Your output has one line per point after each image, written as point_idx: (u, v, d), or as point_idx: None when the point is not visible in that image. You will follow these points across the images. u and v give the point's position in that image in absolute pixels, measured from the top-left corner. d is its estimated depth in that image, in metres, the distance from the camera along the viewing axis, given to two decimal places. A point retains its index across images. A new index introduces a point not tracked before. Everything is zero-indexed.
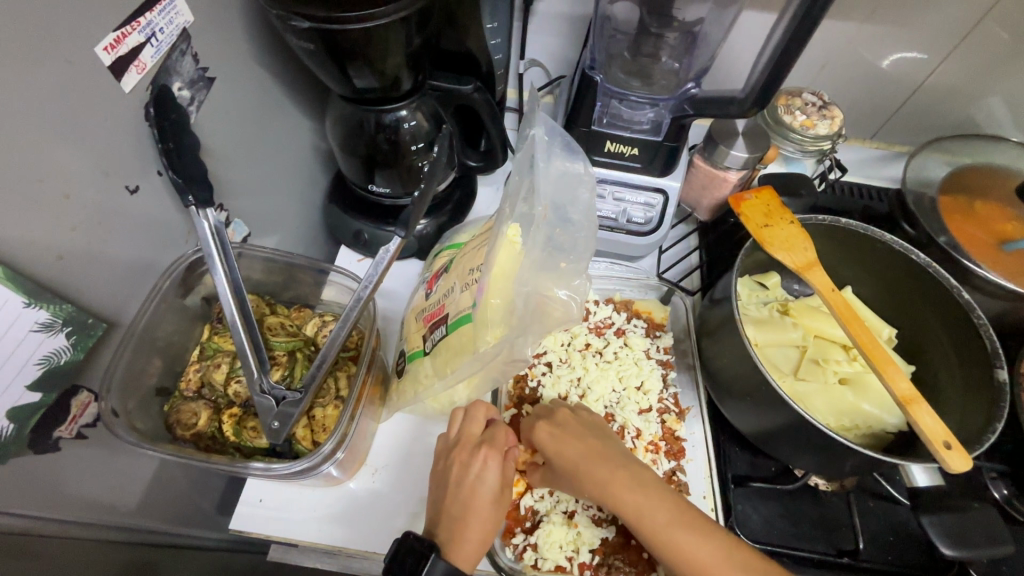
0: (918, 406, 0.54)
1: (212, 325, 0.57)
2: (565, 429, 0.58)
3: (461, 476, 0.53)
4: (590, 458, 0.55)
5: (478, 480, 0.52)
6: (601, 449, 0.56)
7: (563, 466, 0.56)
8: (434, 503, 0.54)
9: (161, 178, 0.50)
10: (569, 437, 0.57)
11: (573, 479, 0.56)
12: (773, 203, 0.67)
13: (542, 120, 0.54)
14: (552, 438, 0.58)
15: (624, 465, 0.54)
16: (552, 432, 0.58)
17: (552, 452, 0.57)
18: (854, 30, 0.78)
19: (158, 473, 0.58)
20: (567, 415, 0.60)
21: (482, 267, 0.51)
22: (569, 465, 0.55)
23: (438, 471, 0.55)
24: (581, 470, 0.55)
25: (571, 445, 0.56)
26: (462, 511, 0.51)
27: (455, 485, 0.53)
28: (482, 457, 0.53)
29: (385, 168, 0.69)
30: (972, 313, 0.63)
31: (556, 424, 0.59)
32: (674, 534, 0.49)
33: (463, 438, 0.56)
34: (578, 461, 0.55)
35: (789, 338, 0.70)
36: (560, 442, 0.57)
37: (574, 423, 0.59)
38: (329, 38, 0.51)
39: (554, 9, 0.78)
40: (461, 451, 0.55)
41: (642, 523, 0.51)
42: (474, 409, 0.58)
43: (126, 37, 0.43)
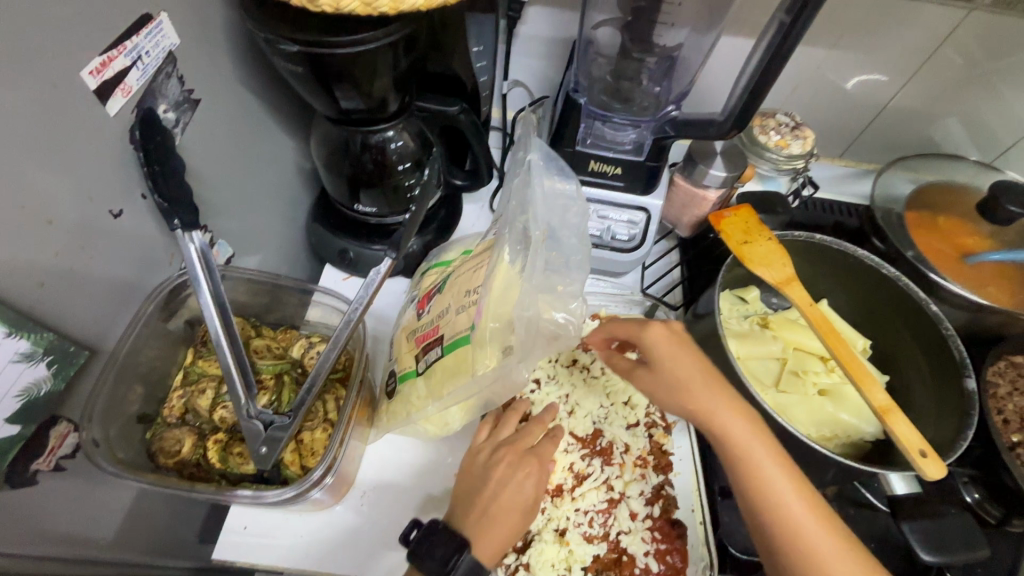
0: (895, 416, 0.56)
1: (196, 349, 0.56)
2: (685, 341, 0.58)
3: (504, 477, 0.55)
4: (707, 377, 0.56)
5: (515, 490, 0.54)
6: (716, 371, 0.57)
7: (670, 373, 0.57)
8: (465, 495, 0.55)
9: (146, 202, 0.49)
10: (684, 350, 0.58)
11: (677, 389, 0.56)
12: (751, 220, 0.69)
13: (538, 145, 0.55)
14: (667, 343, 0.58)
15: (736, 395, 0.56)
16: (673, 338, 0.58)
17: (664, 356, 0.57)
18: (823, 55, 0.82)
19: (136, 503, 0.56)
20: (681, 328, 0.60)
21: (480, 289, 0.53)
22: (680, 377, 0.56)
23: (479, 464, 0.57)
24: (695, 382, 0.56)
25: (693, 359, 0.57)
26: (493, 512, 0.53)
27: (497, 483, 0.55)
28: (527, 473, 0.56)
29: (370, 187, 0.69)
30: (941, 324, 0.66)
31: (671, 331, 0.59)
32: (764, 458, 0.52)
33: (512, 442, 0.58)
34: (691, 375, 0.56)
35: (770, 351, 0.73)
36: (675, 353, 0.57)
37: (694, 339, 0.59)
38: (317, 62, 0.52)
39: (536, 32, 0.80)
40: (510, 452, 0.57)
41: (734, 443, 0.53)
42: (533, 425, 0.61)
43: (111, 61, 0.43)
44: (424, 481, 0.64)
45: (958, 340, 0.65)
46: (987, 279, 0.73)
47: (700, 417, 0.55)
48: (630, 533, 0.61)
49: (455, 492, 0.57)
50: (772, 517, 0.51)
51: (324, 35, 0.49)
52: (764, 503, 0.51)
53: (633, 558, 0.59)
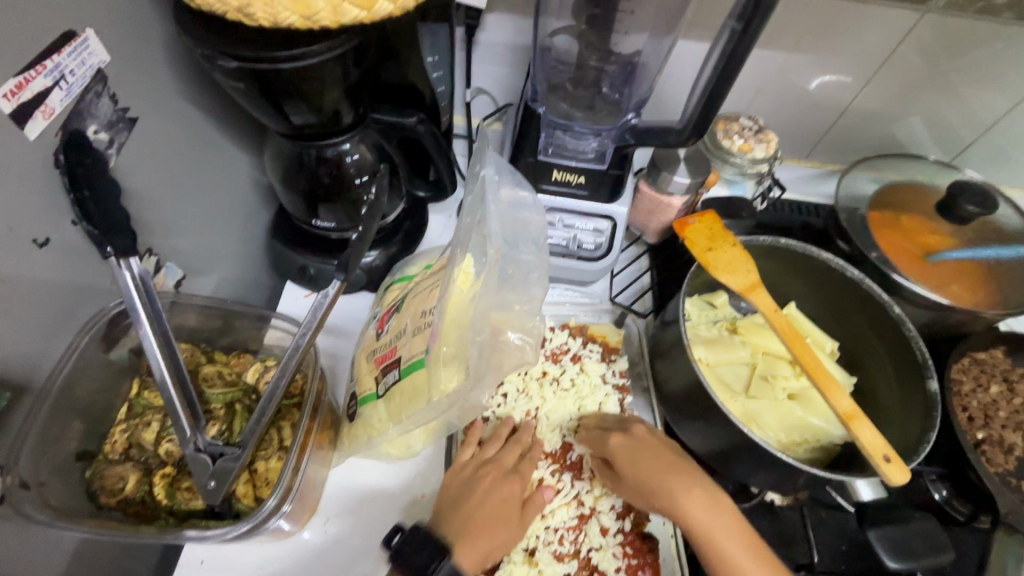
0: (860, 422, 0.56)
1: (142, 380, 0.53)
2: (648, 442, 0.60)
3: (489, 489, 0.57)
4: (670, 474, 0.57)
5: (497, 502, 0.57)
6: (681, 467, 0.58)
7: (635, 481, 0.58)
8: (449, 503, 0.57)
9: (77, 229, 0.46)
10: (646, 453, 0.59)
11: (646, 496, 0.57)
12: (716, 226, 0.69)
13: (492, 159, 0.54)
14: (626, 449, 0.59)
15: (702, 486, 0.57)
16: (633, 444, 0.60)
17: (625, 462, 0.59)
18: (784, 59, 0.82)
19: (80, 547, 0.52)
20: (643, 431, 0.62)
21: (435, 309, 0.51)
22: (646, 481, 0.57)
23: (464, 477, 0.59)
24: (660, 481, 0.57)
25: (655, 460, 0.58)
26: (485, 524, 0.55)
27: (484, 493, 0.57)
28: (509, 491, 0.58)
29: (328, 202, 0.68)
30: (904, 326, 0.67)
31: (631, 438, 0.60)
32: (744, 558, 0.53)
33: (498, 462, 0.60)
34: (655, 480, 0.57)
35: (739, 357, 0.72)
36: (637, 457, 0.59)
37: (651, 441, 0.60)
38: (260, 77, 0.50)
39: (497, 39, 0.78)
40: (495, 470, 0.59)
41: (713, 545, 0.54)
42: (514, 445, 0.62)
43: (29, 82, 0.40)
44: (389, 504, 0.62)
45: (918, 342, 0.65)
46: (949, 278, 0.73)
47: (671, 516, 0.56)
48: (601, 550, 0.60)
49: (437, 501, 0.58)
50: None
51: (265, 50, 0.47)
52: None
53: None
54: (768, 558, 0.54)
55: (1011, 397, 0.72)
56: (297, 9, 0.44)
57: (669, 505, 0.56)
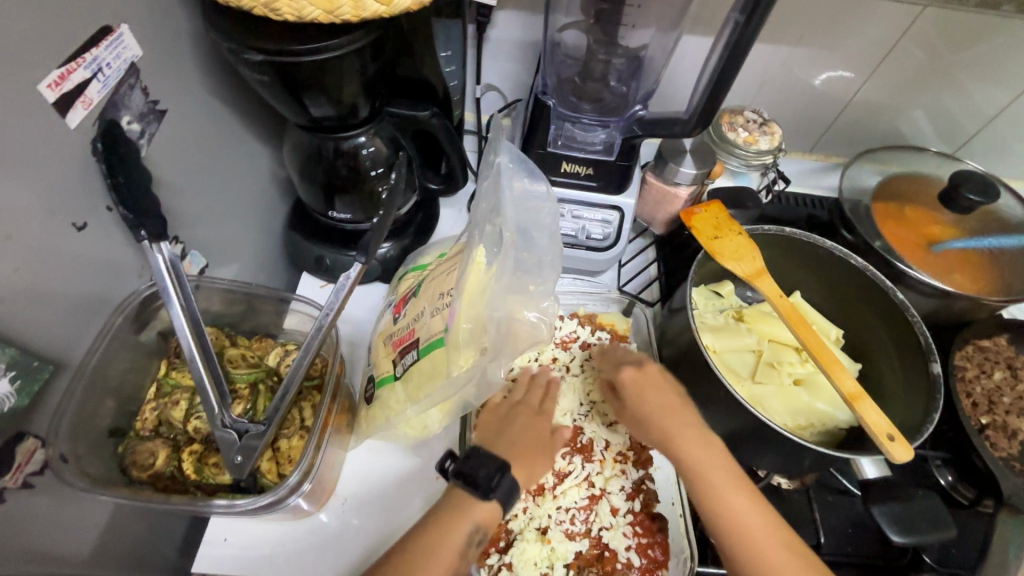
0: (864, 402, 0.58)
1: (168, 360, 0.55)
2: (657, 378, 0.63)
3: (523, 422, 0.61)
4: (672, 409, 0.60)
5: (531, 435, 0.60)
6: (682, 404, 0.60)
7: (637, 409, 0.61)
8: (490, 432, 0.59)
9: (111, 214, 0.49)
10: (652, 387, 0.62)
11: (645, 423, 0.60)
12: (721, 216, 0.70)
13: (506, 148, 0.56)
14: (636, 380, 0.62)
15: (698, 426, 0.59)
16: (642, 376, 0.63)
17: (633, 391, 0.62)
18: (787, 53, 0.84)
19: (111, 520, 0.55)
20: (654, 368, 0.64)
21: (453, 291, 0.53)
22: (650, 412, 0.60)
23: (498, 414, 0.61)
24: (662, 415, 0.60)
25: (661, 396, 0.61)
26: (529, 451, 0.58)
27: (520, 424, 0.60)
28: (540, 424, 0.61)
29: (343, 193, 0.70)
30: (907, 312, 0.68)
31: (642, 370, 0.63)
32: (727, 491, 0.55)
33: (525, 402, 0.63)
34: (654, 410, 0.60)
35: (746, 344, 0.74)
36: (645, 390, 0.62)
37: (659, 377, 0.63)
38: (284, 70, 0.52)
39: (507, 36, 0.80)
40: (523, 409, 0.62)
41: (697, 475, 0.56)
42: (533, 387, 0.65)
43: (70, 74, 0.43)
44: (404, 486, 0.64)
45: (923, 328, 0.67)
46: (952, 266, 0.75)
47: (664, 446, 0.59)
48: (612, 529, 0.61)
49: (477, 432, 0.60)
50: (739, 545, 0.53)
51: (289, 44, 0.50)
52: (730, 531, 0.54)
53: (614, 553, 0.60)
54: (754, 495, 0.56)
55: (1016, 385, 0.73)
56: (321, 4, 0.46)
57: (666, 437, 0.59)
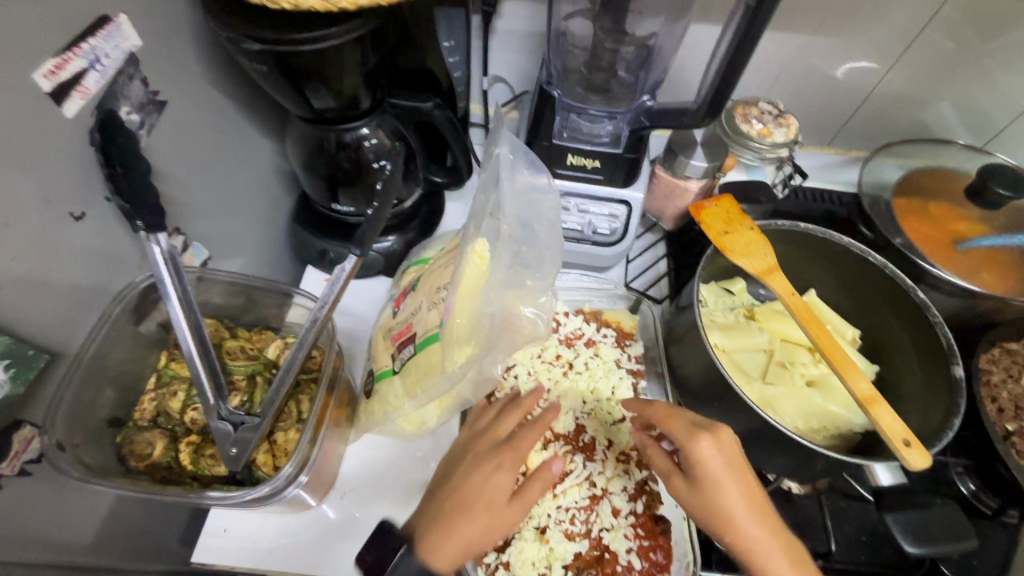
0: (879, 407, 0.55)
1: (169, 352, 0.56)
2: (737, 458, 0.53)
3: (470, 468, 0.55)
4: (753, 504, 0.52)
5: (482, 477, 0.54)
6: (763, 499, 0.53)
7: (720, 505, 0.52)
8: (438, 484, 0.56)
9: (109, 204, 0.49)
10: (738, 476, 0.52)
11: (719, 521, 0.52)
12: (733, 210, 0.68)
13: (508, 139, 0.55)
14: (716, 462, 0.52)
15: (781, 529, 0.53)
16: (724, 463, 0.52)
17: (714, 479, 0.52)
18: (806, 42, 0.80)
19: (112, 509, 0.55)
20: (732, 441, 0.54)
21: (449, 285, 0.52)
22: (731, 503, 0.51)
23: (457, 449, 0.59)
24: (743, 512, 0.51)
25: (739, 490, 0.52)
26: (466, 507, 0.52)
27: (463, 472, 0.55)
28: (501, 461, 0.55)
29: (347, 186, 0.69)
30: (929, 311, 0.65)
31: (722, 446, 0.53)
32: None
33: (487, 434, 0.58)
34: (740, 506, 0.51)
35: (756, 343, 0.71)
36: (727, 480, 0.52)
37: (745, 459, 0.53)
38: (282, 60, 0.51)
39: (513, 26, 0.79)
40: (482, 444, 0.58)
41: None
42: (513, 408, 0.60)
43: (67, 63, 0.43)
44: (401, 484, 0.63)
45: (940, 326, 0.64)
46: (978, 265, 0.71)
47: (735, 541, 0.51)
48: (612, 530, 0.60)
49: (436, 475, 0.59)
50: None
51: (285, 32, 0.49)
52: None
53: (615, 555, 0.59)
54: (802, 570, 0.51)
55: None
56: None
57: (741, 534, 0.51)
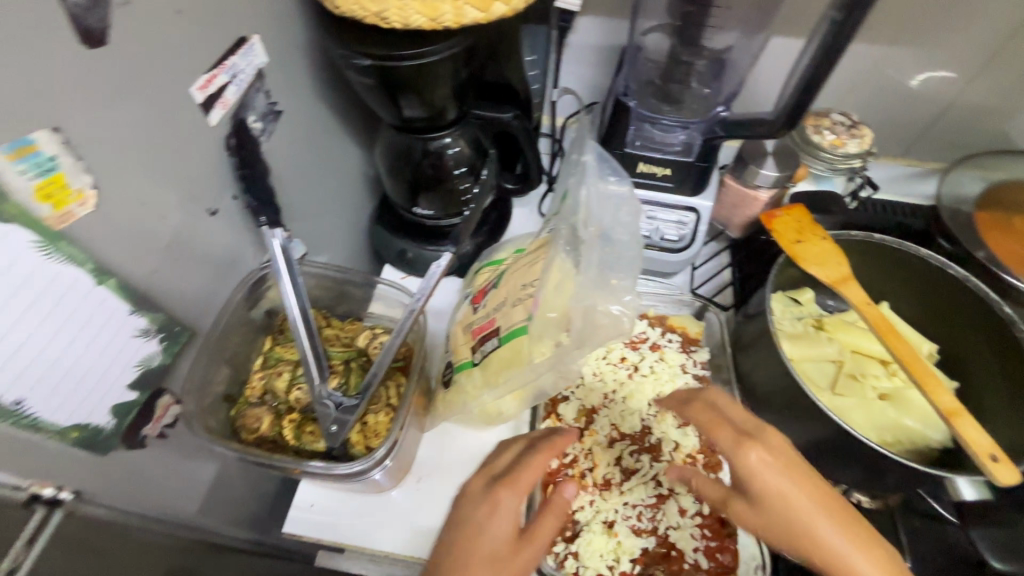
0: (963, 419, 0.55)
1: (274, 337, 0.61)
2: (791, 462, 0.47)
3: (468, 505, 0.49)
4: (825, 513, 0.46)
5: (478, 520, 0.48)
6: (837, 504, 0.47)
7: (781, 520, 0.46)
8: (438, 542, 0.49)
9: (236, 202, 0.55)
10: (798, 480, 0.47)
11: (791, 538, 0.46)
12: (805, 220, 0.68)
13: (592, 147, 0.59)
14: (763, 470, 0.47)
15: (868, 533, 0.46)
16: (779, 472, 0.47)
17: (765, 490, 0.47)
18: (881, 53, 0.80)
19: (218, 476, 0.61)
20: (780, 440, 0.49)
21: (537, 282, 0.55)
22: (800, 518, 0.46)
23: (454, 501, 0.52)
24: (818, 519, 0.46)
25: (805, 502, 0.46)
26: (466, 554, 0.46)
27: (459, 512, 0.49)
28: (500, 500, 0.49)
29: (428, 191, 0.74)
30: (1014, 327, 0.63)
31: (771, 451, 0.48)
32: None
33: (490, 470, 0.52)
34: (812, 516, 0.46)
35: (826, 353, 0.71)
36: (784, 490, 0.46)
37: (801, 459, 0.48)
38: (387, 75, 0.57)
39: (585, 41, 0.82)
40: (474, 486, 0.51)
41: None
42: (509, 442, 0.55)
43: (215, 78, 0.49)
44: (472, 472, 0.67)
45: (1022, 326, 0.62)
46: None
47: (821, 560, 0.46)
48: (679, 529, 0.61)
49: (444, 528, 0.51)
50: None
51: (393, 50, 0.54)
52: None
53: (681, 553, 0.60)
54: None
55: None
56: (426, 12, 0.50)
57: (825, 550, 0.45)
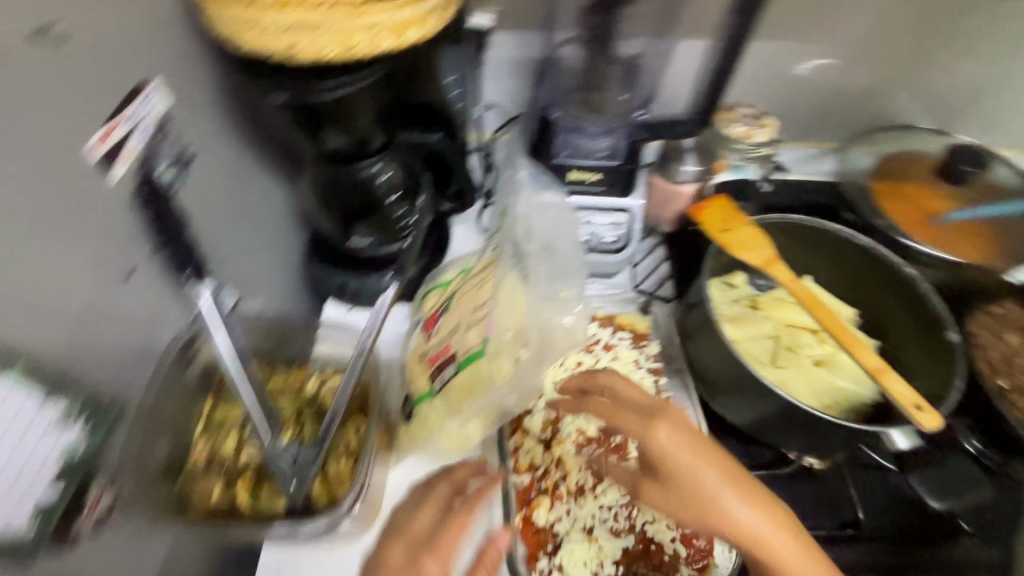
0: (888, 375, 0.60)
1: (214, 397, 0.58)
2: (696, 436, 0.53)
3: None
4: (728, 479, 0.50)
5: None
6: (733, 467, 0.52)
7: (682, 483, 0.50)
8: None
9: (153, 258, 0.50)
10: (699, 447, 0.52)
11: (694, 501, 0.50)
12: (728, 210, 0.73)
13: (523, 165, 0.63)
14: (671, 439, 0.52)
15: (759, 493, 0.51)
16: (686, 447, 0.52)
17: (665, 459, 0.52)
18: (774, 47, 0.87)
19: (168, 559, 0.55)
20: (679, 412, 0.55)
21: (490, 303, 0.55)
22: (702, 478, 0.50)
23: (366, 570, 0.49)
24: (711, 480, 0.50)
25: (709, 474, 0.50)
26: None
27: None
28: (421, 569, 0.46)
29: (363, 218, 0.71)
30: (918, 284, 0.71)
31: (674, 424, 0.53)
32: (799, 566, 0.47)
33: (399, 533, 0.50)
34: (710, 478, 0.50)
35: (762, 330, 0.76)
36: (681, 457, 0.51)
37: (695, 428, 0.54)
38: (306, 108, 0.54)
39: (504, 55, 0.83)
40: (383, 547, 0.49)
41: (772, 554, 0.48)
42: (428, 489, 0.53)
43: (114, 129, 0.44)
44: None
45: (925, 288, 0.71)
46: (953, 238, 0.77)
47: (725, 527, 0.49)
48: (655, 522, 0.62)
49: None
50: None
51: (308, 83, 0.52)
52: None
53: (660, 546, 0.61)
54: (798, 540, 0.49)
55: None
56: (339, 42, 0.48)
57: (729, 516, 0.49)
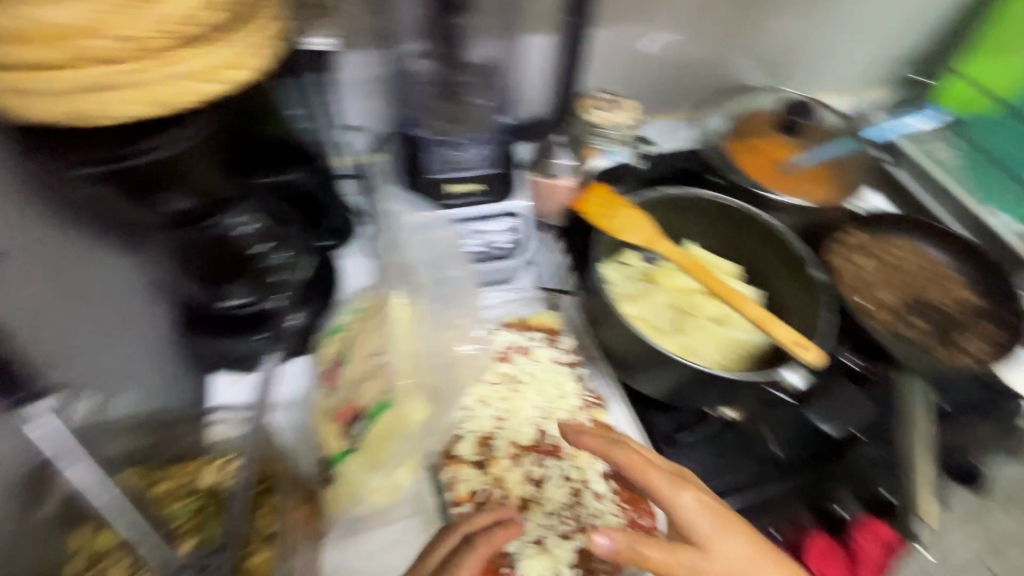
0: (773, 324, 0.69)
1: (83, 527, 0.48)
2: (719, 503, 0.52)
3: None
4: (761, 553, 0.50)
5: None
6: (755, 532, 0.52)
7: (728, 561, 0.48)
8: None
9: None
10: (729, 518, 0.50)
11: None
12: (608, 196, 0.76)
13: (395, 198, 0.74)
14: (706, 510, 0.50)
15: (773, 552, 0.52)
16: (712, 515, 0.50)
17: (707, 534, 0.49)
18: (619, 33, 0.91)
19: None
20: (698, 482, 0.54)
21: (389, 350, 0.65)
22: (739, 553, 0.49)
23: None
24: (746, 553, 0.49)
25: (738, 541, 0.49)
26: None
27: None
28: None
29: (234, 276, 0.63)
30: (777, 229, 0.78)
31: (700, 493, 0.51)
32: None
33: None
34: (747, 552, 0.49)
35: (660, 302, 0.79)
36: (721, 533, 0.49)
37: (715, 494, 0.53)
38: (125, 176, 0.47)
39: (357, 76, 0.79)
40: None
41: None
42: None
43: None
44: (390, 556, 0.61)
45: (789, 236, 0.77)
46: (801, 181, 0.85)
47: None
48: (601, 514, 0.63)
49: None
50: None
51: (118, 147, 0.44)
52: None
53: None
54: None
55: (893, 273, 0.84)
56: (142, 101, 0.41)
57: None
